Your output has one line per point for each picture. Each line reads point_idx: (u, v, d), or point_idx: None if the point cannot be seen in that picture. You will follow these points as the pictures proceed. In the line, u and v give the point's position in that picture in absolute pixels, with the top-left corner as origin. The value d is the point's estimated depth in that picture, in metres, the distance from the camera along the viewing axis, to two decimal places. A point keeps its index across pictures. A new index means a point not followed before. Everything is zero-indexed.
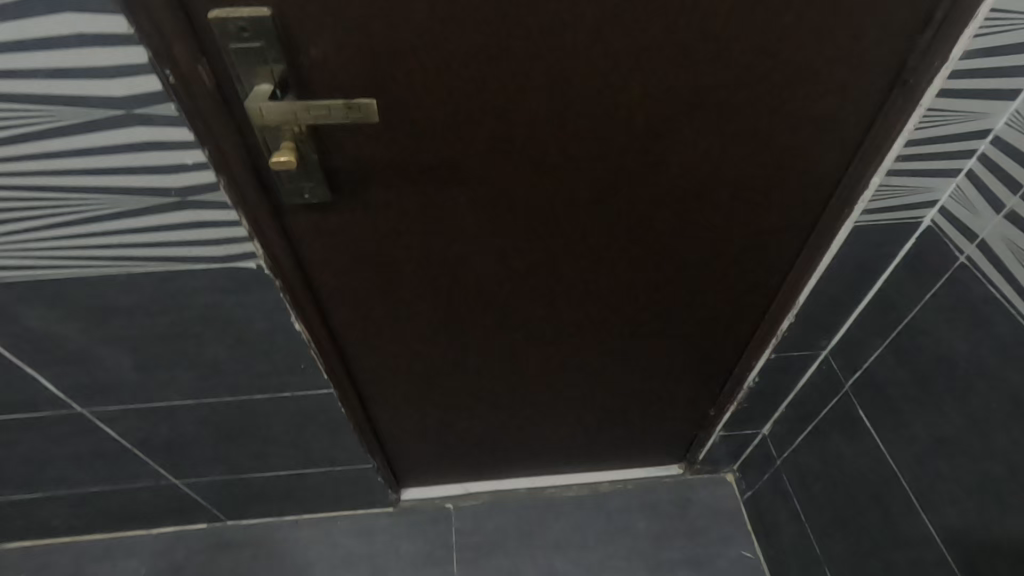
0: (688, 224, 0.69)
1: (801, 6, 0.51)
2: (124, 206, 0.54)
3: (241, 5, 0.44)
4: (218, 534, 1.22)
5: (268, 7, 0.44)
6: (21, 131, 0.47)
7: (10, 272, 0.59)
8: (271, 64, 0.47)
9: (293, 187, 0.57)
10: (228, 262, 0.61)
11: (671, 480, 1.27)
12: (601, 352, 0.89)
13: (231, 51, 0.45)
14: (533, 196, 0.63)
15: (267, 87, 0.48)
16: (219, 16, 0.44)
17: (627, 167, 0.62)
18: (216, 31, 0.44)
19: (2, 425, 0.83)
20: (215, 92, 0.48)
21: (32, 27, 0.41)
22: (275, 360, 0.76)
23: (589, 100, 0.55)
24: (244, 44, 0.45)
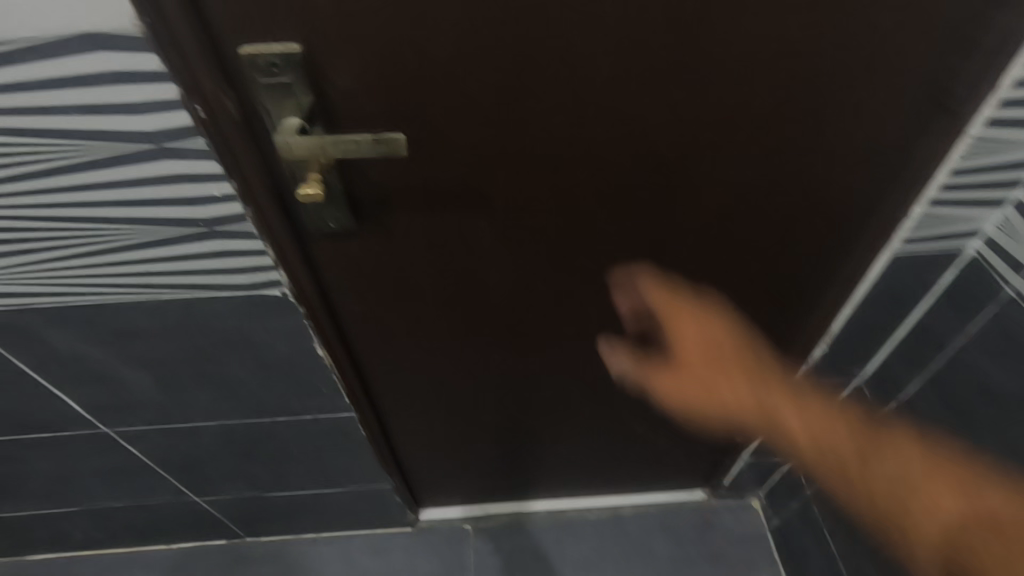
0: (716, 250, 0.68)
1: (838, 32, 0.50)
2: (151, 236, 0.54)
3: (271, 40, 0.44)
4: (236, 549, 1.22)
5: (298, 43, 0.44)
6: (53, 164, 0.48)
7: (40, 298, 0.60)
8: (299, 98, 0.46)
9: (318, 217, 0.56)
10: (254, 289, 0.61)
11: (694, 505, 1.24)
12: (626, 377, 0.87)
13: (261, 86, 0.45)
14: (558, 222, 0.62)
15: (295, 121, 0.47)
16: (249, 51, 0.43)
17: (654, 193, 0.61)
18: (246, 66, 0.44)
19: (29, 443, 0.84)
20: (244, 126, 0.47)
21: (66, 66, 0.41)
22: (298, 383, 0.75)
23: (616, 127, 0.54)
24: (274, 78, 0.45)
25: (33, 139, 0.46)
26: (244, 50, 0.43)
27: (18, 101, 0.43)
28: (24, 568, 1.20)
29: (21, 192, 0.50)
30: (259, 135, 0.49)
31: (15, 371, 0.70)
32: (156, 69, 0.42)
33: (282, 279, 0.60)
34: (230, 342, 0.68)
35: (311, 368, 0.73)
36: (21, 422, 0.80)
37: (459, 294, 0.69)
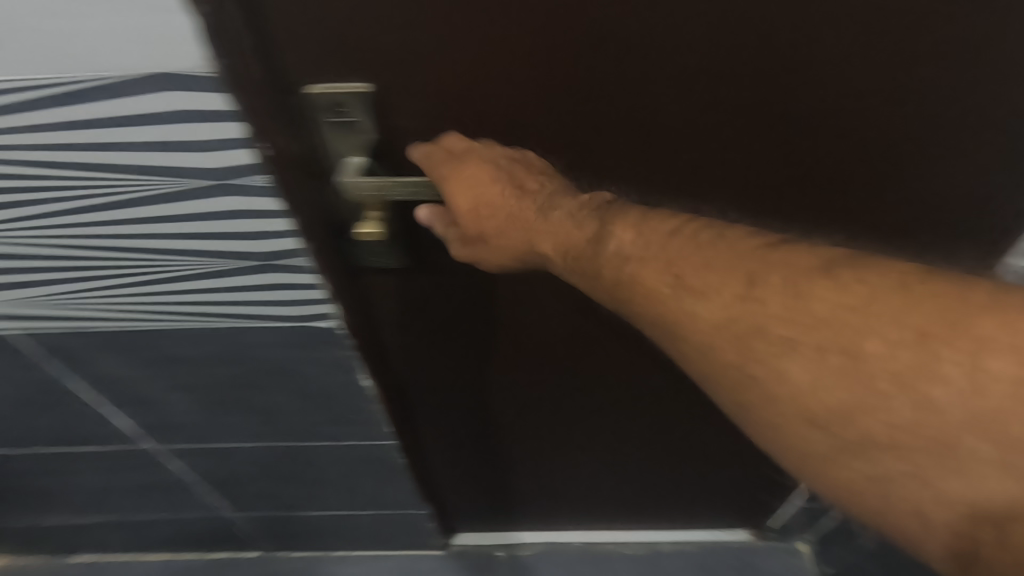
0: None
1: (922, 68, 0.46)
2: (207, 267, 0.54)
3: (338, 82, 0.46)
4: (267, 564, 1.21)
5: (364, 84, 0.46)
6: (116, 197, 0.47)
7: (95, 322, 0.60)
8: (361, 136, 0.49)
9: (374, 257, 0.56)
10: (304, 321, 0.60)
11: (737, 545, 1.19)
12: (679, 417, 0.83)
13: (324, 125, 0.47)
14: None
15: (358, 160, 0.49)
16: (319, 91, 0.45)
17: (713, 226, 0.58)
18: (311, 106, 0.46)
19: (75, 455, 0.85)
20: (304, 162, 0.47)
21: (135, 103, 0.41)
22: (340, 411, 0.74)
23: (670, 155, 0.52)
24: (339, 117, 0.47)
25: (98, 172, 0.45)
26: (309, 91, 0.45)
27: (87, 136, 0.43)
28: (65, 569, 1.23)
29: (84, 223, 0.49)
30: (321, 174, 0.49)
31: (66, 389, 0.70)
32: (224, 109, 0.41)
33: (334, 315, 0.59)
34: (277, 369, 0.67)
35: (355, 398, 0.72)
36: (69, 435, 0.80)
37: (509, 331, 0.67)
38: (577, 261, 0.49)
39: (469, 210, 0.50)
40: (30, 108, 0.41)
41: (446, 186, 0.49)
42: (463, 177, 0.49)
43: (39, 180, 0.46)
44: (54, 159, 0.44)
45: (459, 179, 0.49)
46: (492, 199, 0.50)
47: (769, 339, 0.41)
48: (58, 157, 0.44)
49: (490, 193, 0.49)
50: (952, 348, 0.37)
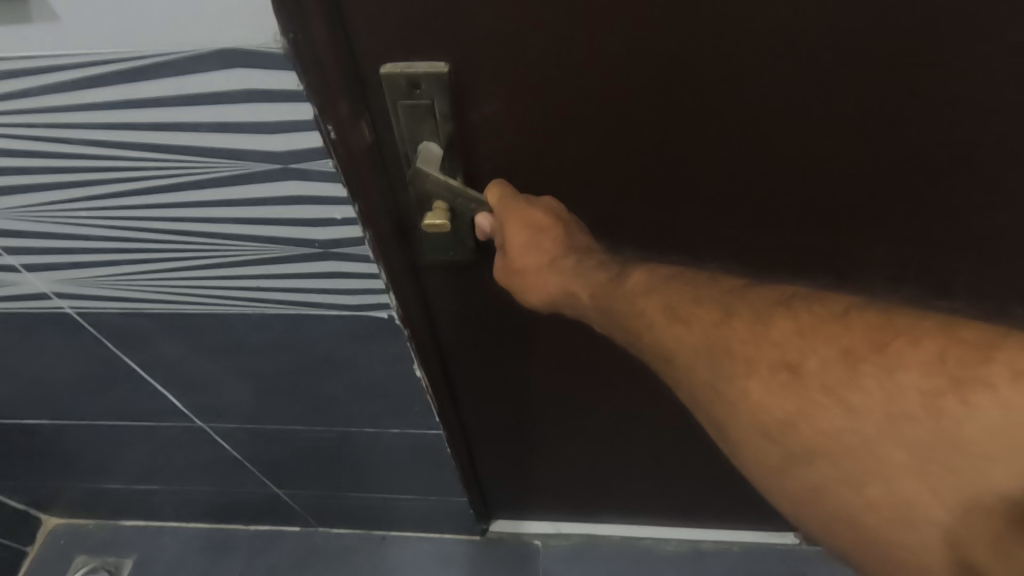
0: None
1: None
2: (265, 253, 0.52)
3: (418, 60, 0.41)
4: (309, 538, 1.23)
5: (445, 63, 0.41)
6: (178, 179, 0.45)
7: (153, 304, 0.59)
8: (438, 122, 0.44)
9: (440, 245, 0.53)
10: (361, 309, 0.58)
11: (784, 548, 1.15)
12: None
13: (398, 108, 0.43)
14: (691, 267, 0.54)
15: (434, 147, 0.45)
16: (391, 71, 0.41)
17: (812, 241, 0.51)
18: (387, 86, 0.42)
19: (131, 429, 0.87)
20: (372, 150, 0.45)
21: (200, 82, 0.38)
22: (392, 398, 0.73)
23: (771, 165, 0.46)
24: (413, 101, 0.42)
25: (161, 154, 0.43)
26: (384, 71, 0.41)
27: (150, 117, 0.41)
28: (119, 531, 1.28)
29: (144, 205, 0.48)
30: (388, 159, 0.46)
31: (123, 367, 0.71)
32: (290, 88, 0.38)
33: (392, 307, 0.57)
34: (329, 355, 0.65)
35: (407, 387, 0.70)
36: (125, 411, 0.81)
37: (571, 331, 0.64)
38: (622, 320, 0.46)
39: (518, 248, 0.47)
40: (93, 85, 0.39)
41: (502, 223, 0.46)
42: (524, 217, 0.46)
43: (100, 160, 0.44)
44: (116, 139, 0.43)
45: (515, 218, 0.46)
46: (545, 241, 0.47)
47: (767, 377, 0.40)
48: (119, 137, 0.43)
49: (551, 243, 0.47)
50: (941, 407, 0.35)
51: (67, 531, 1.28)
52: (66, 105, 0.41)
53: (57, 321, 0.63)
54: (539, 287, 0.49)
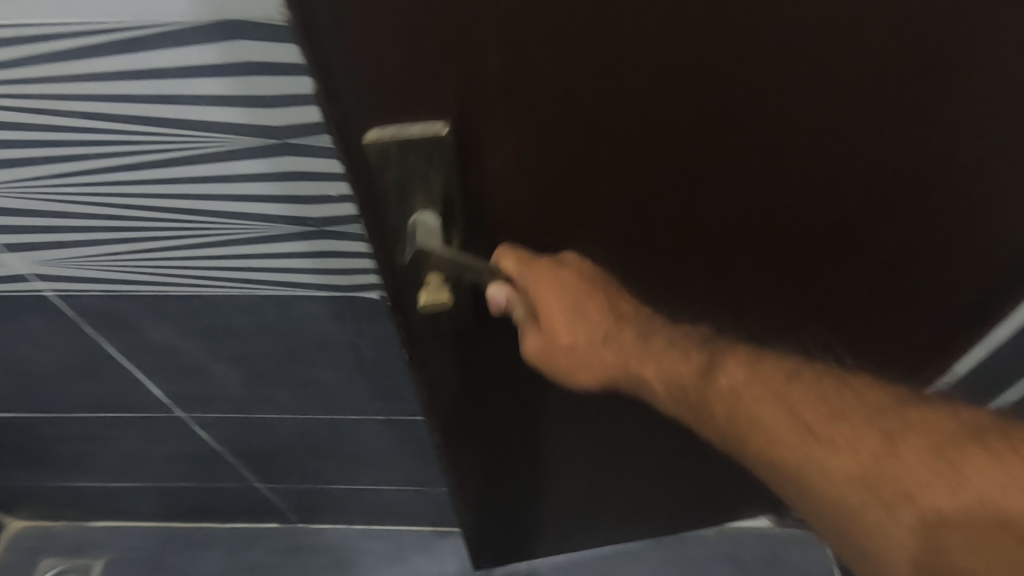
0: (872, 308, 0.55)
1: None
2: (258, 232, 0.52)
3: (407, 120, 0.34)
4: (289, 535, 1.22)
5: (441, 121, 0.35)
6: (171, 154, 0.45)
7: (137, 287, 0.58)
8: (432, 184, 0.38)
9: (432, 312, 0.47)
10: (352, 291, 0.58)
11: (758, 531, 1.18)
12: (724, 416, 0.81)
13: (388, 175, 0.36)
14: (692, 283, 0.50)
15: (431, 219, 0.39)
16: (378, 136, 0.35)
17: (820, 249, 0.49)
18: (373, 154, 0.35)
19: (108, 421, 0.85)
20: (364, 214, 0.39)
21: (199, 53, 0.39)
22: (378, 384, 0.73)
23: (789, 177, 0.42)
24: (405, 166, 0.36)
25: (155, 128, 0.44)
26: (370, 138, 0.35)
27: (147, 89, 0.41)
28: (90, 532, 1.24)
29: (136, 181, 0.48)
30: (380, 228, 0.40)
31: (104, 355, 0.69)
32: (292, 62, 0.39)
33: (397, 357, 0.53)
34: (319, 340, 0.66)
35: (395, 372, 0.71)
36: (103, 401, 0.80)
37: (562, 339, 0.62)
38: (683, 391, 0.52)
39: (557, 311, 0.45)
40: (90, 55, 0.39)
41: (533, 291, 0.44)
42: (558, 292, 0.45)
43: (92, 134, 0.44)
44: (111, 112, 0.43)
45: (546, 283, 0.44)
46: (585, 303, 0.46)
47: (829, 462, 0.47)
48: (114, 110, 0.42)
49: (586, 305, 0.46)
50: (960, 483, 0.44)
51: (33, 534, 1.24)
52: (62, 76, 0.40)
53: (35, 306, 0.62)
54: (591, 369, 0.51)
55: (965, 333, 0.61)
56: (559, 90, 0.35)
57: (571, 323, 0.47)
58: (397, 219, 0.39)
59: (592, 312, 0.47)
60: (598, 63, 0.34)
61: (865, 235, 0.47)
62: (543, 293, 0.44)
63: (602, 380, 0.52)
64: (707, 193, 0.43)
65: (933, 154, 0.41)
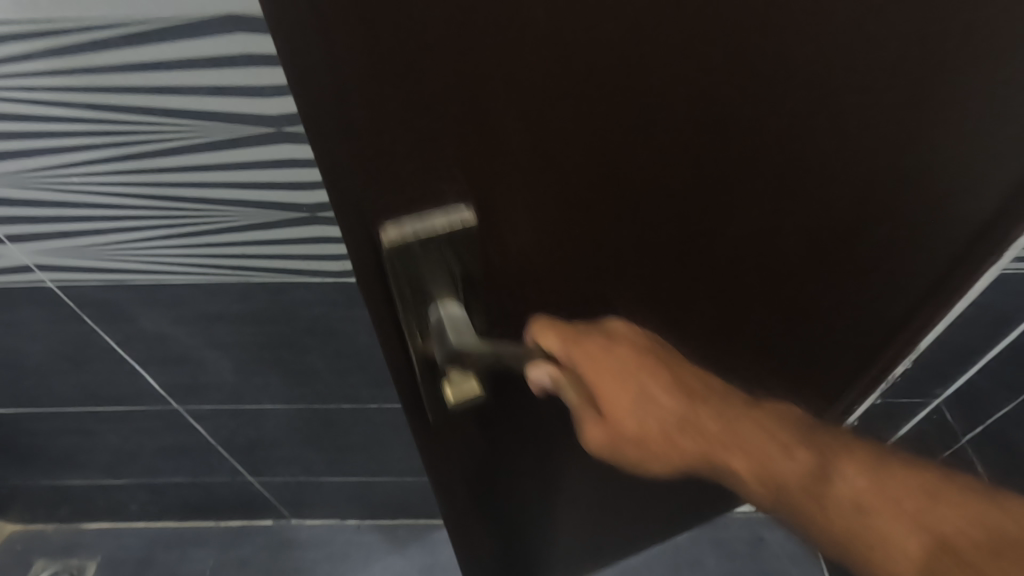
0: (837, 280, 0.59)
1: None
2: (254, 219, 0.55)
3: (427, 214, 0.36)
4: (282, 531, 1.23)
5: (462, 206, 0.37)
6: (172, 143, 0.48)
7: (136, 275, 0.61)
8: (450, 266, 0.39)
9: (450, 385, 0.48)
10: (345, 276, 0.61)
11: (741, 516, 1.25)
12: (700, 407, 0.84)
13: (411, 270, 0.38)
14: (685, 278, 0.51)
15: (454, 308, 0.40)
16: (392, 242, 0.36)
17: (800, 232, 0.50)
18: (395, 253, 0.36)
19: (103, 414, 0.86)
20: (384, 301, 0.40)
21: (202, 46, 0.41)
22: (370, 371, 0.76)
23: (779, 168, 0.43)
24: (427, 257, 0.37)
25: (157, 118, 0.46)
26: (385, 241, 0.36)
27: (151, 80, 0.44)
28: (80, 533, 1.24)
29: (137, 170, 0.50)
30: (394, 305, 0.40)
31: (102, 346, 0.71)
32: None
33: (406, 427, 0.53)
34: (312, 327, 0.68)
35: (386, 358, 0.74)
36: (98, 394, 0.81)
37: None
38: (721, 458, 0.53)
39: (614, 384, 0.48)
40: (96, 49, 0.42)
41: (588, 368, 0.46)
42: (625, 381, 0.48)
43: (96, 124, 0.47)
44: (114, 102, 0.45)
45: (605, 358, 0.47)
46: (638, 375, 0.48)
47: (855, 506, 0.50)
48: (117, 100, 0.45)
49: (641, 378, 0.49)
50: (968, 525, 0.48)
51: (23, 537, 1.24)
52: (68, 68, 0.43)
53: (34, 297, 0.64)
54: (662, 456, 0.52)
55: (910, 293, 0.67)
56: (573, 124, 0.35)
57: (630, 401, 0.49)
58: (416, 300, 0.40)
59: (662, 398, 0.50)
60: (612, 69, 0.33)
61: (839, 214, 0.50)
62: (611, 385, 0.47)
63: (660, 462, 0.53)
64: (715, 219, 0.46)
65: (898, 149, 0.46)
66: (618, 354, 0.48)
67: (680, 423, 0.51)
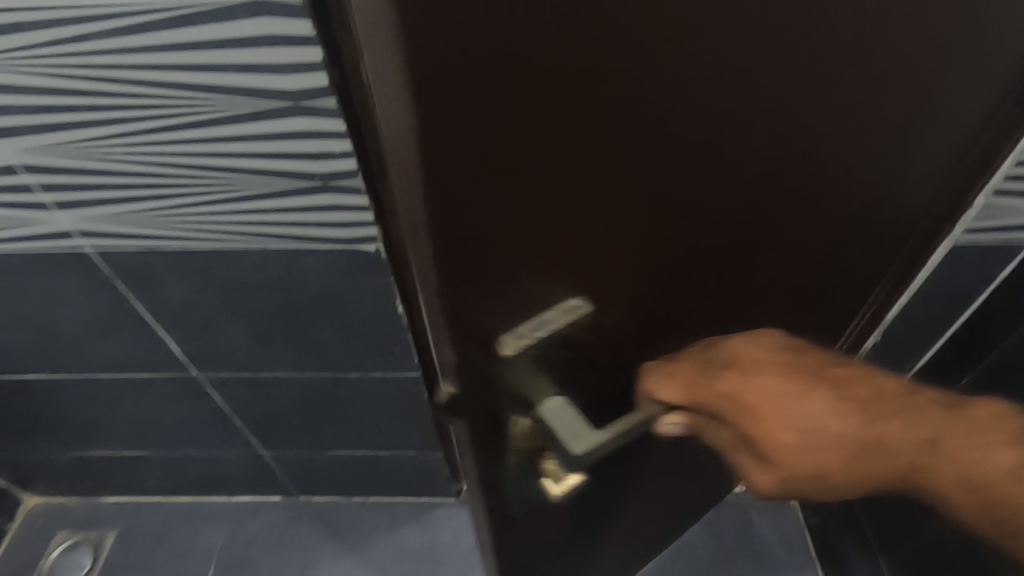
0: (829, 257, 0.60)
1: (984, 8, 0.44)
2: (273, 188, 0.61)
3: (540, 315, 0.43)
4: (290, 508, 1.29)
5: (574, 296, 0.44)
6: (203, 116, 0.55)
7: (165, 241, 0.68)
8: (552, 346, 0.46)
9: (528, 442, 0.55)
10: (353, 243, 0.67)
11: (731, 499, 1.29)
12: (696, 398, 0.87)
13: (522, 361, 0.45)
14: (698, 263, 0.50)
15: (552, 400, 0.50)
16: (509, 351, 0.43)
17: (801, 207, 0.51)
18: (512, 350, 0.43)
19: (127, 382, 0.93)
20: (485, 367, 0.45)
21: (232, 28, 0.48)
22: (374, 339, 0.82)
23: (784, 142, 0.44)
24: (539, 348, 0.45)
25: (191, 92, 0.53)
26: (502, 353, 0.43)
27: (188, 59, 0.51)
28: (99, 508, 1.31)
29: (171, 141, 0.57)
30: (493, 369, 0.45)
31: (131, 312, 0.78)
32: (305, 34, 0.49)
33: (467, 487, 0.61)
34: (323, 295, 0.75)
35: (389, 326, 0.80)
36: (124, 361, 0.88)
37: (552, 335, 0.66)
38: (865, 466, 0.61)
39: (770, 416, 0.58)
40: (142, 31, 0.49)
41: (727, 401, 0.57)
42: (788, 414, 0.58)
43: (137, 98, 0.54)
44: (155, 79, 0.52)
45: (750, 390, 0.58)
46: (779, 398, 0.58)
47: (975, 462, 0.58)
48: (158, 76, 0.52)
49: (789, 397, 0.58)
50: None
51: (45, 511, 1.31)
52: (118, 48, 0.50)
53: (73, 262, 0.71)
54: (840, 480, 0.61)
55: (886, 266, 0.70)
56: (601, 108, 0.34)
57: (790, 426, 0.58)
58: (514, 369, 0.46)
59: (824, 421, 0.59)
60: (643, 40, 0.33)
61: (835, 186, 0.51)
62: (776, 417, 0.58)
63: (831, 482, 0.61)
64: (761, 212, 0.49)
65: (903, 119, 0.49)
66: (770, 386, 0.58)
67: (859, 449, 0.59)
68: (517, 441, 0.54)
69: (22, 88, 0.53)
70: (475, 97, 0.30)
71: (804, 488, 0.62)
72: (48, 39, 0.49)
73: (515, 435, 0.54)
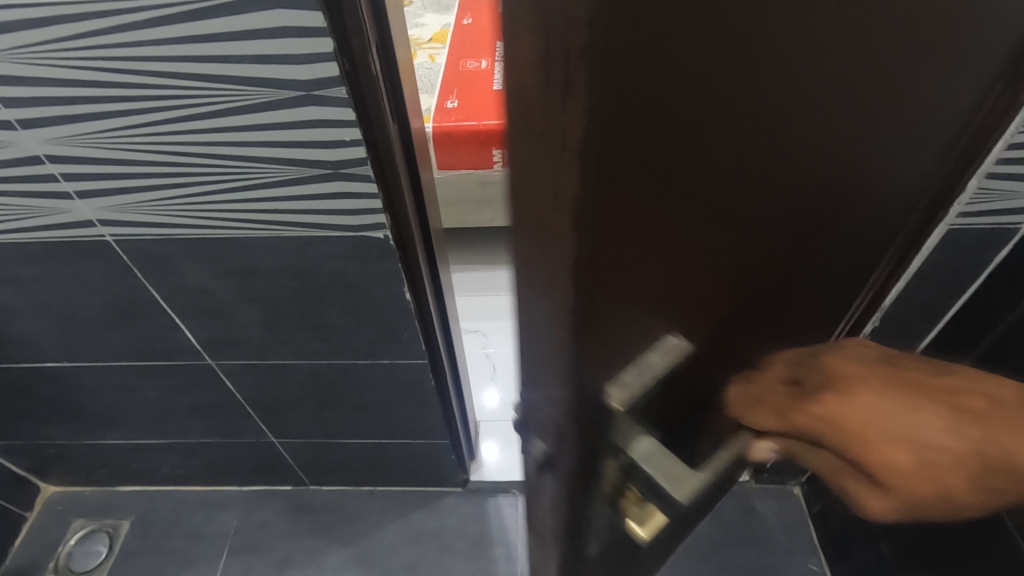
0: (851, 270, 0.57)
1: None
2: (285, 176, 0.64)
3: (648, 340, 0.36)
4: (301, 496, 1.32)
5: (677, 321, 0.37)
6: (220, 106, 0.57)
7: (183, 229, 0.70)
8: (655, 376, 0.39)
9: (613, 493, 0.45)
10: (362, 230, 0.70)
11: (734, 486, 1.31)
12: None
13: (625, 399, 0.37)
14: (759, 294, 0.44)
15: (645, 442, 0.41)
16: (619, 404, 0.37)
17: (852, 224, 0.46)
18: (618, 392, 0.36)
19: (144, 370, 0.96)
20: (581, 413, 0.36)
21: (248, 20, 0.50)
22: (383, 325, 0.85)
23: (861, 157, 0.38)
24: (642, 378, 0.37)
25: (209, 84, 0.55)
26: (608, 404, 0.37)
27: (205, 51, 0.53)
28: (116, 496, 1.34)
29: (188, 131, 0.60)
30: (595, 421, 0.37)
31: (149, 299, 0.81)
32: (317, 25, 0.51)
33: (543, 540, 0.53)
34: (334, 281, 0.77)
35: (396, 312, 0.82)
36: (141, 349, 0.91)
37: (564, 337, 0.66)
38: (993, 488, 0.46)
39: (873, 437, 0.45)
40: (163, 24, 0.51)
41: (826, 426, 0.45)
42: (893, 422, 0.45)
43: (157, 90, 0.56)
44: (174, 71, 0.55)
45: (854, 412, 0.45)
46: (883, 418, 0.45)
47: None
48: (176, 68, 0.54)
49: (895, 411, 0.45)
50: None
51: (63, 499, 1.34)
52: (140, 41, 0.52)
53: (93, 250, 0.73)
54: (971, 497, 0.46)
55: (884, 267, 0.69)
56: (715, 123, 0.26)
57: (896, 447, 0.45)
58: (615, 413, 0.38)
59: (935, 436, 0.45)
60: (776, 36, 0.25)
61: (879, 200, 0.47)
62: (875, 430, 0.45)
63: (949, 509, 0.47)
64: (848, 224, 0.46)
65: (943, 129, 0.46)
66: (875, 396, 0.45)
67: (986, 462, 0.45)
68: (606, 491, 0.45)
69: (48, 80, 0.55)
70: (679, 89, 0.23)
71: (929, 509, 0.48)
72: (73, 32, 0.52)
73: (604, 481, 0.43)
